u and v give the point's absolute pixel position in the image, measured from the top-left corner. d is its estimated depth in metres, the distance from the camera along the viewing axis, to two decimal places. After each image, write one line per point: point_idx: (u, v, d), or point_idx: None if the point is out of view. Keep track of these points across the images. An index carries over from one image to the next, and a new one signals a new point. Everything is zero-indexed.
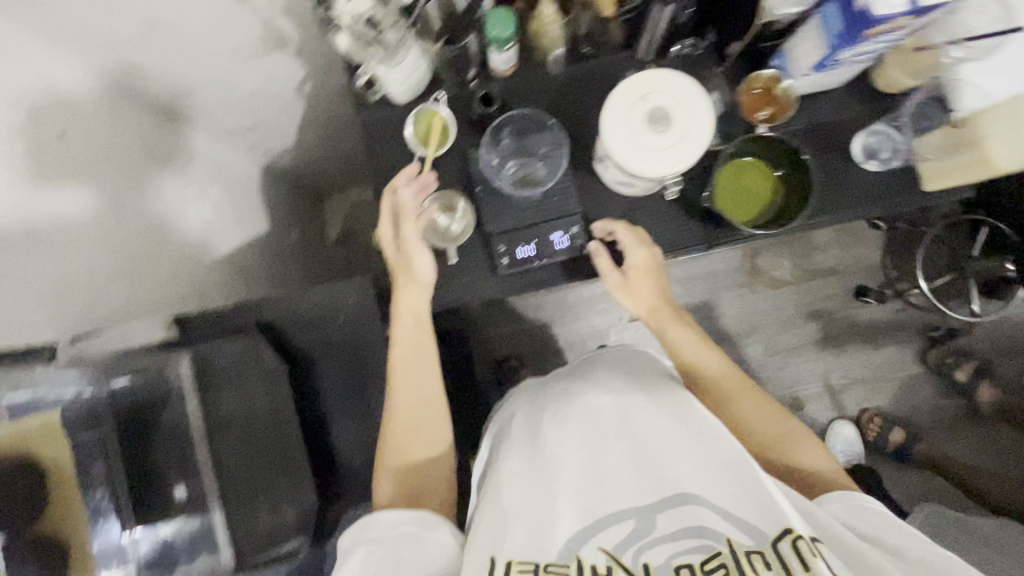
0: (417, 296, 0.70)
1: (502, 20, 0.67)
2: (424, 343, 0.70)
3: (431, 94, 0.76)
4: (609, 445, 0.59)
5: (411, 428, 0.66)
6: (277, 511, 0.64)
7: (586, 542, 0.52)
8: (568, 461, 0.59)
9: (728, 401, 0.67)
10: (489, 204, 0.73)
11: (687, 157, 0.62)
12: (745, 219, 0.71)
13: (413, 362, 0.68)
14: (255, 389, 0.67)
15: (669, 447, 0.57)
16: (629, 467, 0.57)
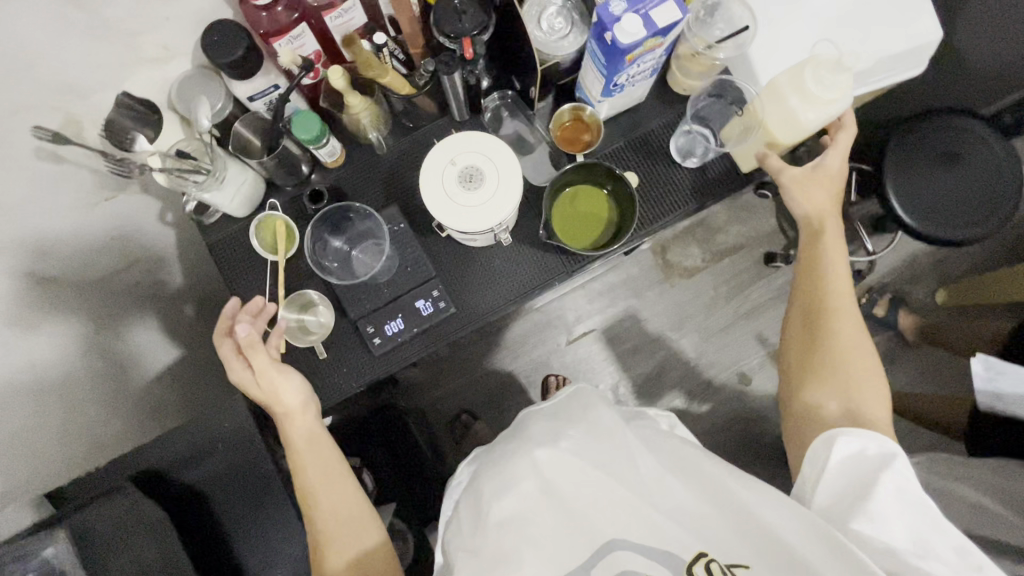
0: (305, 422, 0.69)
1: (310, 121, 0.71)
2: (323, 459, 0.69)
3: (268, 202, 0.79)
4: (539, 506, 0.58)
5: (338, 537, 0.65)
6: None
7: None
8: (509, 531, 0.56)
9: (830, 318, 0.69)
10: (346, 291, 0.75)
11: (505, 204, 0.66)
12: (588, 242, 0.77)
13: (320, 478, 0.68)
14: (143, 543, 0.64)
15: (594, 496, 0.58)
16: (559, 521, 0.57)
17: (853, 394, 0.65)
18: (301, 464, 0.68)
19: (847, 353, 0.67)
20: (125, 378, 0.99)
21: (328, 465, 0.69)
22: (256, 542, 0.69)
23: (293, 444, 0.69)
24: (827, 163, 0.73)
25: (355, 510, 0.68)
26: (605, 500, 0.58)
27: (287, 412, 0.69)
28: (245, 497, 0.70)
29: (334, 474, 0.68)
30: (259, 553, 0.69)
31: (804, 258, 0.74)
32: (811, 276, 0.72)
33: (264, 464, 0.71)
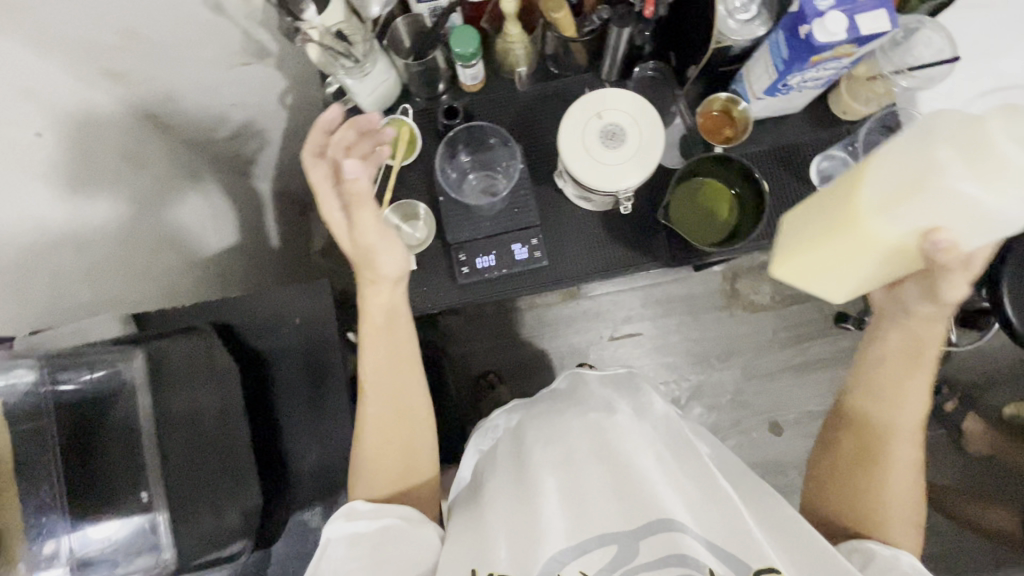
0: (382, 294, 0.66)
1: (467, 38, 0.70)
2: (394, 345, 0.68)
3: (400, 106, 0.79)
4: (584, 461, 0.60)
5: (396, 441, 0.64)
6: (219, 515, 0.65)
7: (566, 563, 0.52)
8: (553, 474, 0.60)
9: (885, 441, 0.64)
10: (451, 214, 0.75)
11: (645, 167, 0.64)
12: (707, 236, 0.73)
13: (392, 385, 0.66)
14: (205, 386, 0.67)
15: (643, 460, 0.58)
16: (611, 491, 0.56)
17: (882, 523, 0.62)
18: (374, 344, 0.67)
19: (887, 497, 0.63)
20: (200, 238, 1.04)
21: (399, 353, 0.68)
22: (303, 422, 0.71)
23: (374, 320, 0.67)
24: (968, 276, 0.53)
25: (415, 406, 0.67)
26: (651, 470, 0.57)
27: (372, 282, 0.65)
28: (306, 378, 0.72)
29: (405, 359, 0.68)
30: (300, 433, 0.71)
31: (887, 389, 0.65)
32: (885, 430, 0.64)
33: (332, 354, 0.72)
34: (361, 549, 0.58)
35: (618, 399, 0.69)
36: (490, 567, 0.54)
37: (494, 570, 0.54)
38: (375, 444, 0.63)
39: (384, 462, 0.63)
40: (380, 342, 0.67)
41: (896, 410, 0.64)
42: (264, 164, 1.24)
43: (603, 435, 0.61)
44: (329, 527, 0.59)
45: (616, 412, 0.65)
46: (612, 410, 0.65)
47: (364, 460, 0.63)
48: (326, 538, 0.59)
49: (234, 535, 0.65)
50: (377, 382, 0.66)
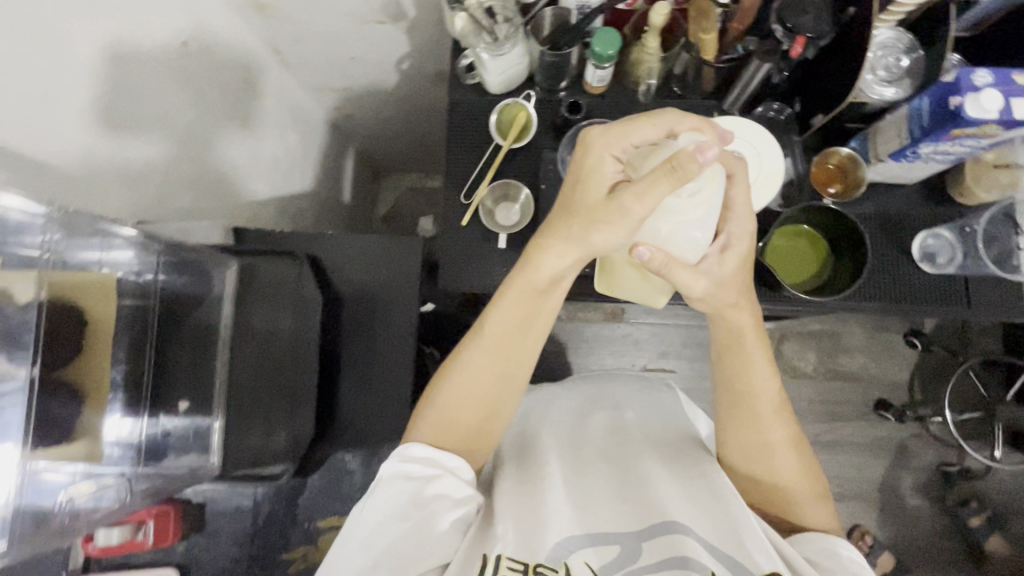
0: (561, 260, 0.57)
1: (608, 40, 0.71)
2: (531, 316, 0.60)
3: (522, 92, 0.81)
4: (595, 465, 0.64)
5: (480, 397, 0.59)
6: (270, 434, 0.68)
7: (574, 552, 0.53)
8: (565, 469, 0.63)
9: (758, 422, 0.59)
10: (548, 204, 0.77)
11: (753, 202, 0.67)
12: (808, 279, 0.74)
13: (496, 354, 0.60)
14: (284, 310, 0.70)
15: (642, 466, 0.62)
16: (615, 490, 0.60)
17: (786, 505, 0.59)
18: (515, 302, 0.59)
19: (783, 483, 0.59)
20: (286, 176, 1.08)
21: (530, 321, 0.60)
22: (363, 368, 0.73)
23: (534, 282, 0.58)
24: (699, 285, 0.57)
25: (518, 381, 0.61)
26: (658, 475, 0.60)
27: (560, 237, 0.56)
28: (376, 327, 0.74)
29: (533, 326, 0.61)
30: (356, 378, 0.73)
31: (732, 385, 0.61)
32: (752, 417, 0.60)
33: (407, 311, 0.74)
34: (417, 505, 0.53)
35: (630, 411, 0.76)
36: (499, 547, 0.52)
37: (503, 552, 0.52)
38: (449, 403, 0.59)
39: (450, 432, 0.58)
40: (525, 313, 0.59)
41: (754, 390, 0.60)
42: (357, 120, 1.28)
43: (606, 450, 0.67)
44: (385, 463, 0.55)
45: (632, 428, 0.71)
46: (617, 422, 0.73)
47: (441, 401, 0.59)
48: (380, 475, 0.55)
49: (278, 457, 0.68)
50: (489, 338, 0.59)
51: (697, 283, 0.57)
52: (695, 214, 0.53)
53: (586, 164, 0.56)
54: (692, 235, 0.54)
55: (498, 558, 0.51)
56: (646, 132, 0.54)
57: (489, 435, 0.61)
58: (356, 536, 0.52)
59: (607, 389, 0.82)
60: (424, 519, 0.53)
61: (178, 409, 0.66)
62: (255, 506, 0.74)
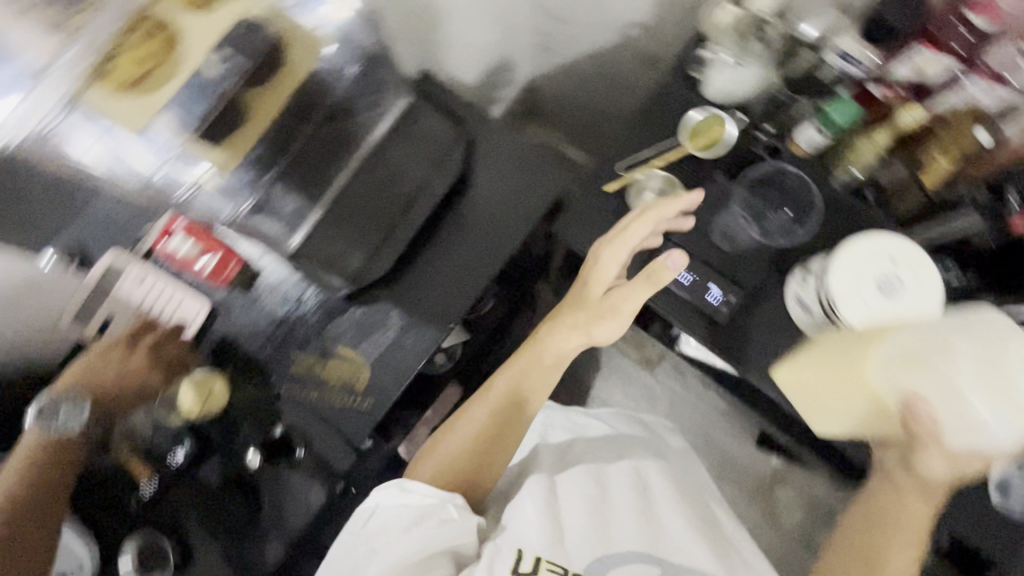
0: (566, 341, 0.76)
1: (845, 111, 0.72)
2: (531, 378, 0.77)
3: (732, 109, 0.78)
4: (616, 496, 0.72)
5: (496, 426, 0.75)
6: (348, 252, 0.70)
7: (595, 566, 0.64)
8: (586, 491, 0.73)
9: (883, 560, 0.61)
10: (692, 220, 0.74)
11: None
12: None
13: (512, 391, 0.76)
14: (425, 158, 0.74)
15: (670, 519, 0.71)
16: (631, 525, 0.68)
17: None
18: (507, 376, 0.77)
19: None
20: (473, 67, 1.06)
21: (534, 387, 0.77)
22: (451, 250, 0.77)
23: (541, 356, 0.77)
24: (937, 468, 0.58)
25: (523, 422, 0.76)
26: (693, 537, 0.69)
27: (566, 324, 0.75)
28: (485, 227, 0.78)
29: (532, 392, 0.77)
30: (448, 254, 0.77)
31: (872, 524, 0.63)
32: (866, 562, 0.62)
33: (516, 229, 0.78)
34: (418, 518, 0.65)
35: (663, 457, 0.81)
36: (535, 552, 0.63)
37: (541, 556, 0.63)
38: (454, 450, 0.73)
39: (455, 465, 0.72)
40: (527, 361, 0.77)
41: (896, 533, 0.61)
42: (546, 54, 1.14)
43: (642, 487, 0.75)
44: (378, 494, 0.66)
45: (653, 466, 0.78)
46: (645, 461, 0.79)
47: (450, 450, 0.73)
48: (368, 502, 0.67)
49: (343, 273, 0.71)
50: (498, 393, 0.76)
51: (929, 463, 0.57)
52: (970, 374, 0.54)
53: (596, 274, 0.72)
54: (929, 379, 0.55)
55: (536, 559, 0.62)
56: (637, 232, 0.70)
57: (472, 471, 0.73)
58: (358, 531, 0.64)
59: (636, 429, 0.85)
60: (428, 525, 0.64)
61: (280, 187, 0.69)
62: (298, 304, 0.74)
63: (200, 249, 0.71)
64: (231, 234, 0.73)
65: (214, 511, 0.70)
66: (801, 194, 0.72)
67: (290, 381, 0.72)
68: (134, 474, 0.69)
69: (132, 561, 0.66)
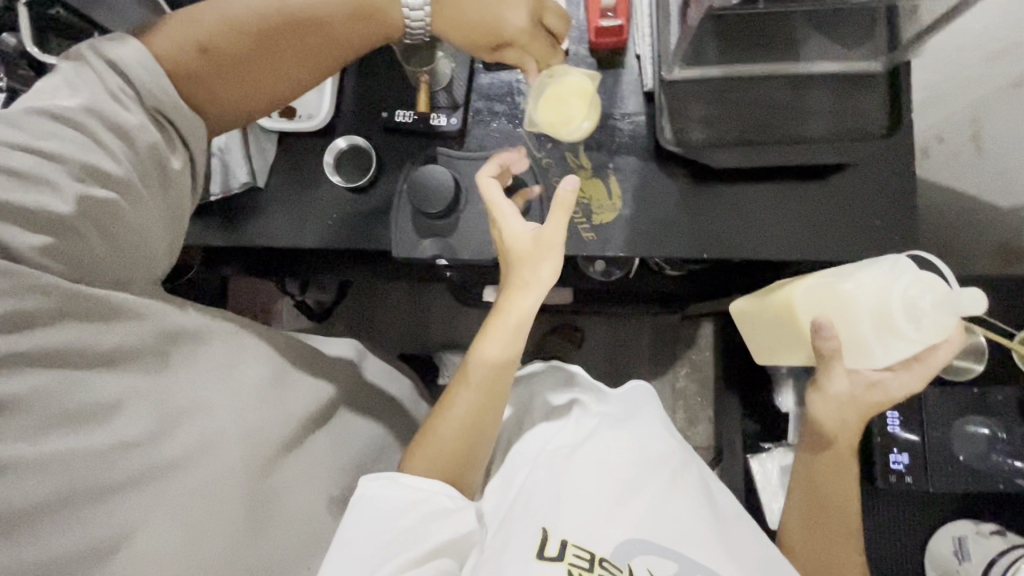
0: (524, 302, 0.59)
1: None
2: (502, 359, 0.59)
3: None
4: (647, 483, 0.61)
5: (484, 417, 0.61)
6: (698, 121, 0.69)
7: (622, 550, 0.56)
8: (603, 470, 0.62)
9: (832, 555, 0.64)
10: (951, 397, 0.69)
11: None
12: None
13: (489, 379, 0.60)
14: (834, 117, 0.67)
15: (676, 487, 0.62)
16: (656, 511, 0.59)
17: None
18: (490, 338, 0.59)
19: None
20: None
21: (508, 358, 0.60)
22: (757, 203, 0.71)
23: (494, 342, 0.59)
24: (847, 501, 0.64)
25: (501, 388, 0.61)
26: (697, 513, 0.60)
27: (505, 312, 0.59)
28: (807, 218, 0.70)
29: (508, 365, 0.60)
30: (753, 206, 0.71)
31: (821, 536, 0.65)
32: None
33: (824, 241, 0.70)
34: (411, 509, 0.55)
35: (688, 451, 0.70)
36: (557, 535, 0.56)
37: (567, 540, 0.55)
38: (449, 440, 0.60)
39: (444, 459, 0.59)
40: (531, 300, 0.59)
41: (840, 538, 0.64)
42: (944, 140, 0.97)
43: (645, 454, 0.64)
44: (360, 488, 0.56)
45: (685, 460, 0.67)
46: (676, 449, 0.67)
47: (429, 450, 0.60)
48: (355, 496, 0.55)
49: (681, 136, 0.68)
50: (475, 383, 0.60)
51: (849, 487, 0.64)
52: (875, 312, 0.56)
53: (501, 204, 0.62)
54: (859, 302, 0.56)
55: (563, 542, 0.55)
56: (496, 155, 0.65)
57: (481, 446, 0.62)
58: (351, 526, 0.53)
59: (654, 413, 0.74)
60: (430, 515, 0.55)
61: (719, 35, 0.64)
62: (623, 115, 0.73)
63: (613, 5, 0.69)
64: (639, 20, 0.71)
65: (423, 186, 0.67)
66: None
67: (549, 155, 0.72)
68: (399, 96, 0.72)
69: (336, 154, 0.71)
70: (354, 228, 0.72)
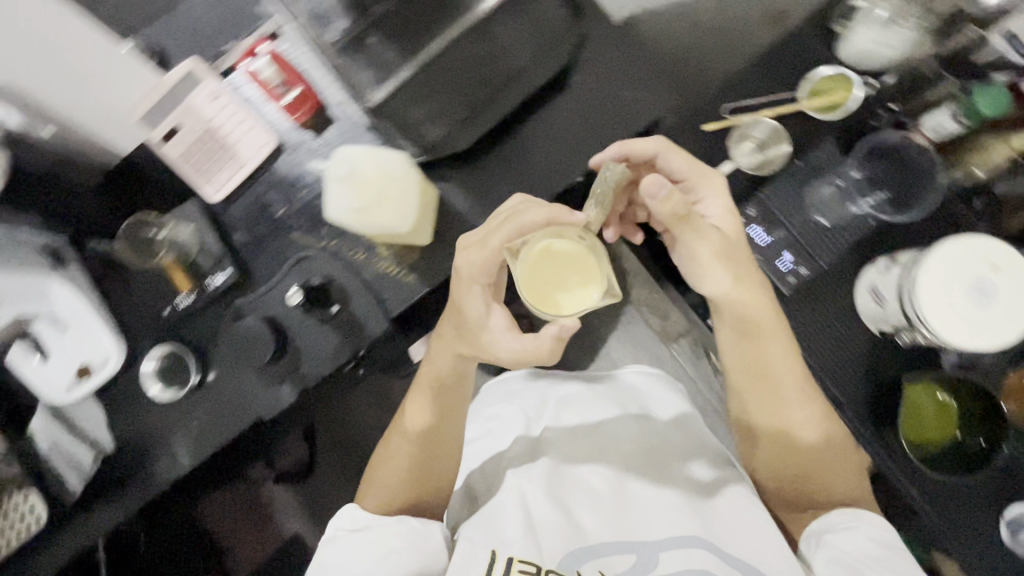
0: (445, 363, 0.64)
1: (998, 100, 0.63)
2: (449, 397, 0.66)
3: (866, 78, 0.72)
4: (603, 484, 0.70)
5: (437, 446, 0.66)
6: (429, 122, 0.65)
7: (585, 560, 0.62)
8: (578, 497, 0.68)
9: (781, 407, 0.63)
10: (788, 178, 0.71)
11: (993, 339, 0.59)
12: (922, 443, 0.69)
13: (450, 407, 0.66)
14: (530, 41, 0.66)
15: (648, 477, 0.70)
16: (611, 507, 0.68)
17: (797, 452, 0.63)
18: (427, 391, 0.65)
19: (810, 455, 0.62)
20: None
21: (450, 400, 0.66)
22: (528, 146, 0.72)
23: (436, 375, 0.65)
24: (789, 376, 0.62)
25: (450, 437, 0.66)
26: (675, 502, 0.67)
27: (439, 342, 0.64)
28: (574, 131, 0.72)
29: (452, 411, 0.66)
30: (527, 150, 0.72)
31: (760, 390, 0.64)
32: (807, 466, 0.62)
33: (601, 138, 0.72)
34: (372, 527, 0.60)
35: (649, 414, 0.77)
36: (505, 553, 0.61)
37: (513, 558, 0.60)
38: (394, 475, 0.65)
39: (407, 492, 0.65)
40: (454, 359, 0.63)
41: (784, 393, 0.62)
42: None
43: (611, 448, 0.73)
44: (331, 528, 0.62)
45: (647, 429, 0.75)
46: (643, 426, 0.76)
47: (387, 476, 0.65)
48: (325, 540, 0.61)
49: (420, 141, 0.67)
50: (420, 432, 0.65)
51: (778, 328, 0.61)
52: (345, 176, 0.61)
53: (458, 293, 0.57)
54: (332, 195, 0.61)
55: (506, 558, 0.60)
56: (510, 231, 0.56)
57: (440, 479, 0.67)
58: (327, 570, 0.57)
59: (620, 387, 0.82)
60: (388, 539, 0.59)
61: (378, 41, 0.62)
62: None
63: (284, 79, 0.68)
64: (314, 72, 0.70)
65: (245, 340, 0.68)
66: (904, 186, 0.71)
67: (337, 237, 0.70)
68: (171, 286, 0.69)
69: (152, 376, 0.68)
70: (211, 428, 0.69)
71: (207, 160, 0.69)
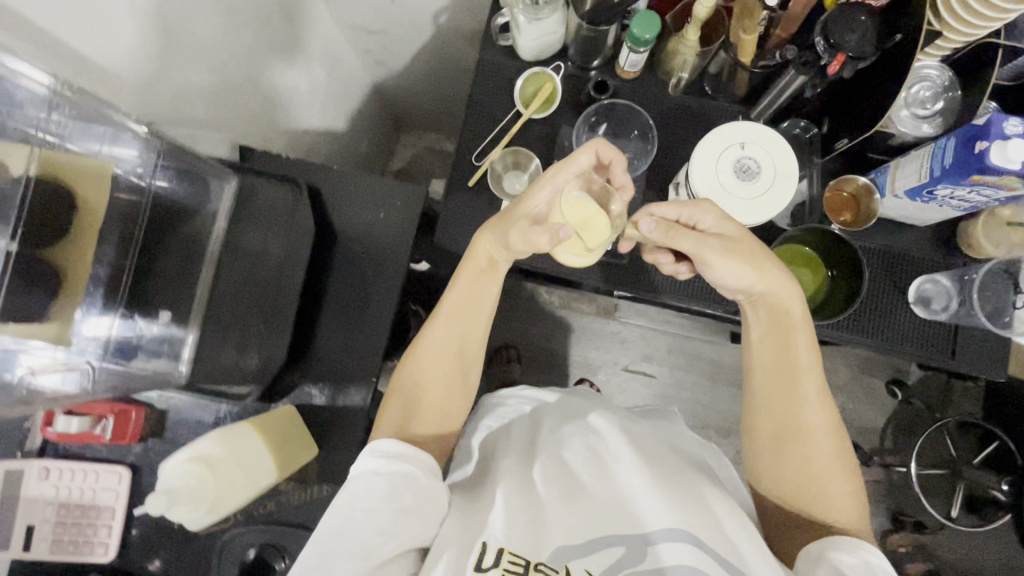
0: (462, 292, 0.63)
1: (647, 24, 0.67)
2: (464, 329, 0.63)
3: (554, 62, 0.79)
4: (593, 471, 0.61)
5: (443, 383, 0.63)
6: (243, 354, 0.67)
7: (575, 557, 0.52)
8: (583, 482, 0.61)
9: (797, 404, 0.58)
10: None
11: (777, 203, 0.64)
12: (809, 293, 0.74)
13: (452, 337, 0.63)
14: (277, 235, 0.70)
15: (638, 462, 0.61)
16: (609, 494, 0.58)
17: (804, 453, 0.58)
18: (461, 318, 0.63)
19: (817, 463, 0.57)
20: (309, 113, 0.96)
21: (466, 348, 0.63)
22: (342, 305, 0.73)
23: (478, 263, 0.64)
24: (805, 353, 0.59)
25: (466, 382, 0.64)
26: (666, 492, 0.56)
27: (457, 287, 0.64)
28: (368, 267, 0.74)
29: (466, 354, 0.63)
30: (343, 310, 0.73)
31: (777, 402, 0.59)
32: (808, 472, 0.58)
33: (395, 256, 0.74)
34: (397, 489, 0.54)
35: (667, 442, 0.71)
36: (498, 543, 0.52)
37: (504, 548, 0.52)
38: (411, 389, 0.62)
39: (417, 410, 0.61)
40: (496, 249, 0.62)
41: (800, 379, 0.59)
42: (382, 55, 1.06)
43: (601, 435, 0.66)
44: (360, 460, 0.56)
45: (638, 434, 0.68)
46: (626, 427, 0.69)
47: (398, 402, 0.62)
48: (352, 474, 0.55)
49: (247, 377, 0.68)
50: (436, 341, 0.62)
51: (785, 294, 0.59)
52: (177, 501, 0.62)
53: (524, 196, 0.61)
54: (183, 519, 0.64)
55: (498, 550, 0.51)
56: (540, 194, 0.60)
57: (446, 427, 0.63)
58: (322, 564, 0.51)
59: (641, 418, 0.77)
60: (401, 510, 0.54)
61: (157, 316, 0.64)
62: (217, 422, 0.70)
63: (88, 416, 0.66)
64: None
65: None
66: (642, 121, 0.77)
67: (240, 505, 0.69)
68: None
69: None
70: None
71: (80, 533, 0.67)
